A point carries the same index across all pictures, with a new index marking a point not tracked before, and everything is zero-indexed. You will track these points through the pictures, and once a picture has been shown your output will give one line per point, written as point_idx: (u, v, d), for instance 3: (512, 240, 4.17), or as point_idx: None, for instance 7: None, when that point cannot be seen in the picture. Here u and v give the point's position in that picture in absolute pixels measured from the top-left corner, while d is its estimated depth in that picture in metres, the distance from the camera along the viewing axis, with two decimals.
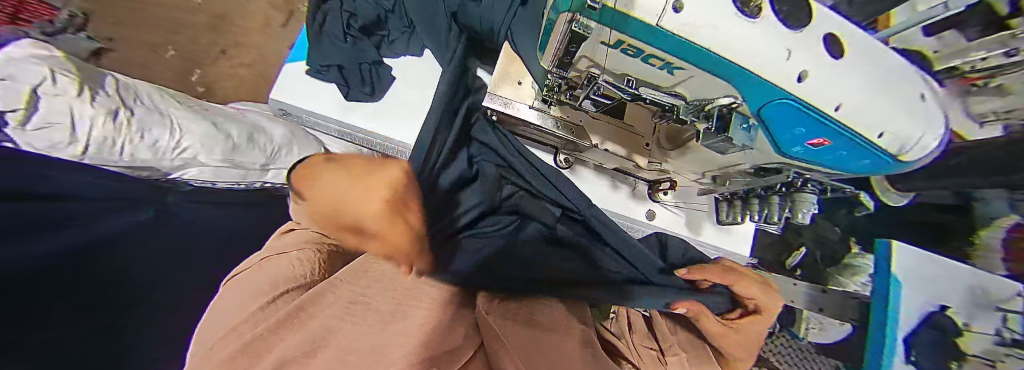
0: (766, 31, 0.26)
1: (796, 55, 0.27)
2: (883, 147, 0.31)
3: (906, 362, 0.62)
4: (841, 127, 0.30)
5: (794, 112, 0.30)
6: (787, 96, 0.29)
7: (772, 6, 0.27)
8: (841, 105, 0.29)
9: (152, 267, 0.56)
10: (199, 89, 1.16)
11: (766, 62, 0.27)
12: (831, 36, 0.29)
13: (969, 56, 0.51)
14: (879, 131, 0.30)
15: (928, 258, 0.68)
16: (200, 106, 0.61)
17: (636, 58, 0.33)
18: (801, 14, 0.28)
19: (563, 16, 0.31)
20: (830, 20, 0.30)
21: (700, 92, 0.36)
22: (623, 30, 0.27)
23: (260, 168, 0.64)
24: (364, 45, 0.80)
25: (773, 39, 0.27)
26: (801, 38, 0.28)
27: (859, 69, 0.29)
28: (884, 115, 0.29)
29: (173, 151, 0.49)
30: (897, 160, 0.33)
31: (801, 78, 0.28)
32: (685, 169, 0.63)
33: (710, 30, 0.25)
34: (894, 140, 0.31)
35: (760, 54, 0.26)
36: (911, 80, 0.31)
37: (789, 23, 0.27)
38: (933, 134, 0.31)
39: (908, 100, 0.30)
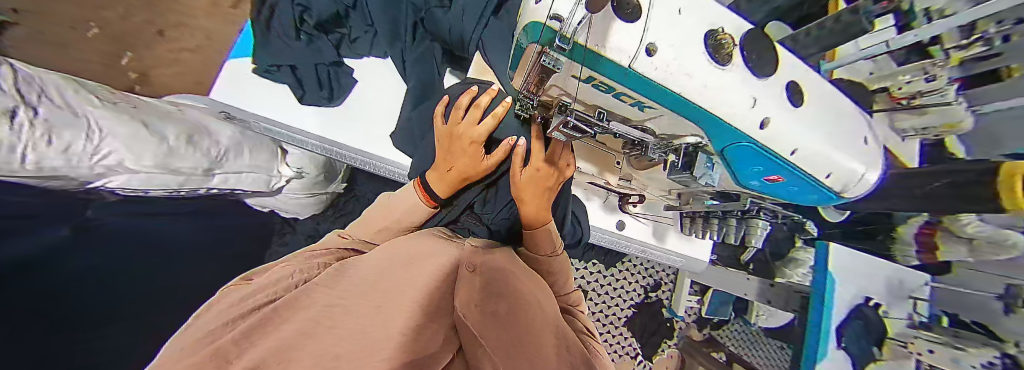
0: (736, 78, 0.32)
1: (761, 103, 0.33)
2: (829, 184, 0.39)
3: (836, 349, 0.71)
4: (793, 168, 0.37)
5: (756, 153, 0.36)
6: (752, 139, 0.35)
7: (742, 55, 0.33)
8: (797, 150, 0.36)
9: (111, 272, 0.50)
10: (131, 75, 1.02)
11: (734, 110, 0.32)
12: (795, 86, 0.36)
13: (898, 79, 0.62)
14: (828, 174, 0.38)
15: (859, 256, 0.76)
16: (124, 101, 0.53)
17: (608, 94, 0.35)
18: (768, 64, 0.34)
19: (530, 51, 0.33)
20: (794, 69, 0.36)
21: (669, 131, 0.40)
22: (594, 70, 0.30)
23: (202, 173, 0.59)
24: (320, 44, 0.74)
25: (744, 90, 0.32)
26: (766, 86, 0.34)
27: (815, 119, 0.37)
28: (826, 160, 0.37)
29: (93, 158, 0.42)
30: (838, 196, 0.42)
31: (764, 125, 0.34)
32: (651, 187, 0.72)
33: (680, 75, 0.29)
34: (837, 180, 0.39)
35: (727, 103, 0.32)
36: (857, 129, 0.40)
37: (756, 72, 0.33)
38: (872, 175, 0.40)
39: (852, 146, 0.38)
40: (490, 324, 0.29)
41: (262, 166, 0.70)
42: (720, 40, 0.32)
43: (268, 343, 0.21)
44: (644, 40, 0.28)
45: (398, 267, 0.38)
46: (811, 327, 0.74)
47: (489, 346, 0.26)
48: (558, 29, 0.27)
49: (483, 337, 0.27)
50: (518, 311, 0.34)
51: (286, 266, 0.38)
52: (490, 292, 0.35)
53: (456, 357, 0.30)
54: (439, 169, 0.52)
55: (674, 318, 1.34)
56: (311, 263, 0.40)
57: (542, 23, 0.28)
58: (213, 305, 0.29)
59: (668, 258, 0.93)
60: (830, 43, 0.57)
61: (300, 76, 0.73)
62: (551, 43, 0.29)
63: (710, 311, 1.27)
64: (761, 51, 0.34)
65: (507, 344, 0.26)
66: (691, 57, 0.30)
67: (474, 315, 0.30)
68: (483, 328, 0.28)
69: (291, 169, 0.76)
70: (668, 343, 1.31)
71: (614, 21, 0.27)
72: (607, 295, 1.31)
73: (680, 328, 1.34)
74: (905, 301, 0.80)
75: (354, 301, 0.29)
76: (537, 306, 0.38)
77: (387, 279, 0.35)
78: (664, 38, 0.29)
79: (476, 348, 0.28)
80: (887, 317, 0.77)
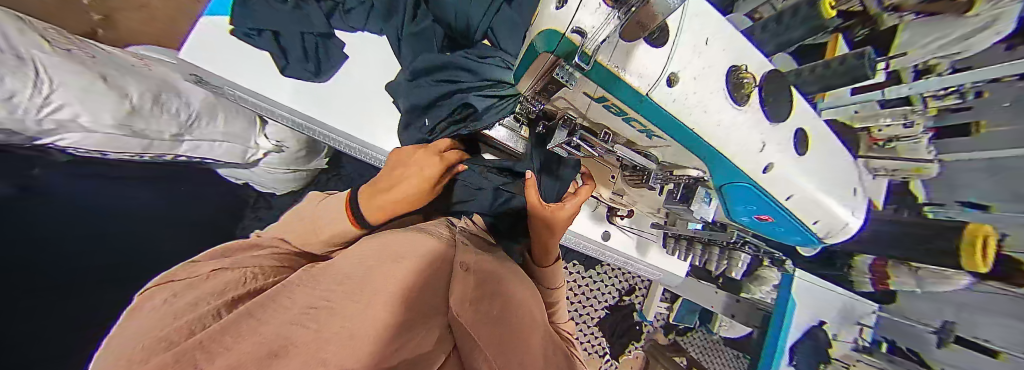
0: (751, 119, 0.32)
1: (770, 147, 0.33)
2: (813, 229, 0.41)
3: (788, 366, 0.77)
4: (786, 211, 0.39)
5: (753, 193, 0.37)
6: (751, 180, 0.35)
7: (759, 93, 0.32)
8: (792, 196, 0.37)
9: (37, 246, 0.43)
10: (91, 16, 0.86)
11: (741, 152, 0.32)
12: (805, 131, 0.36)
13: (878, 121, 0.62)
14: (815, 220, 0.40)
15: (820, 285, 0.81)
16: (81, 48, 0.47)
17: (619, 117, 0.34)
18: (784, 109, 0.34)
19: (542, 59, 0.30)
20: (804, 117, 0.36)
21: (673, 160, 0.40)
22: (609, 91, 0.29)
23: (168, 138, 0.54)
24: (310, 9, 0.69)
25: (755, 132, 0.32)
26: (777, 130, 0.33)
27: (815, 164, 0.37)
28: (817, 208, 0.39)
29: (39, 110, 0.37)
30: (820, 239, 0.44)
31: (767, 170, 0.34)
32: (642, 204, 0.74)
33: (697, 109, 0.29)
34: (822, 226, 0.41)
35: (738, 143, 0.32)
36: (852, 177, 0.41)
37: (771, 116, 0.33)
38: (855, 223, 0.41)
39: (844, 194, 0.40)
40: (481, 320, 0.30)
41: (237, 135, 0.65)
42: (741, 78, 0.31)
43: (243, 348, 0.18)
44: (666, 68, 0.27)
45: (394, 258, 0.36)
46: (768, 348, 0.78)
47: (481, 345, 0.26)
48: (581, 44, 0.25)
49: (474, 335, 0.27)
50: (515, 319, 0.34)
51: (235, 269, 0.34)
52: (485, 291, 0.36)
53: (449, 355, 0.29)
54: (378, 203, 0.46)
55: (643, 322, 1.40)
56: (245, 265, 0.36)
57: (561, 32, 0.26)
58: (160, 298, 0.26)
59: (649, 271, 0.96)
60: (834, 84, 0.51)
61: (283, 44, 0.67)
62: (568, 57, 0.27)
63: (678, 318, 1.33)
64: (780, 94, 0.34)
65: (503, 349, 0.27)
66: (710, 93, 0.29)
67: (469, 311, 0.30)
68: (476, 323, 0.29)
69: (270, 141, 0.72)
70: (635, 345, 1.38)
71: (641, 44, 0.26)
72: (584, 296, 1.35)
73: (647, 332, 1.40)
74: (853, 326, 0.87)
75: (333, 299, 0.27)
76: (526, 308, 0.39)
77: (376, 274, 0.31)
78: (688, 68, 0.28)
79: (465, 342, 0.28)
80: (835, 339, 0.83)
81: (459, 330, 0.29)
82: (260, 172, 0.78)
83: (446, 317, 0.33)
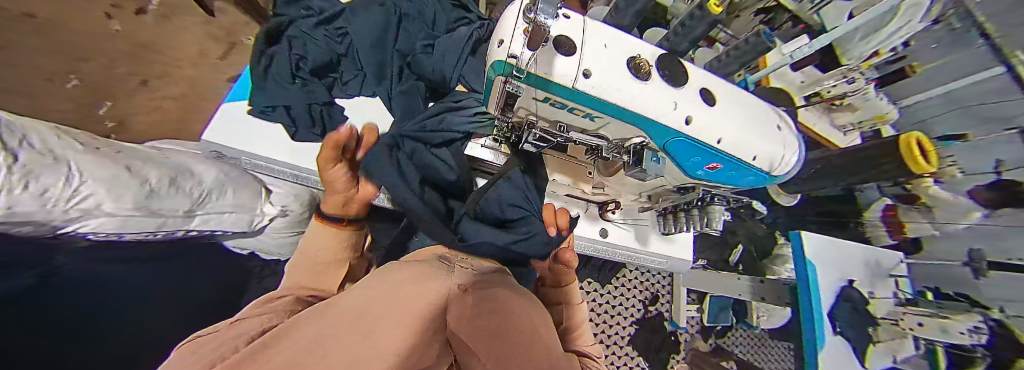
0: (657, 89, 0.38)
1: (682, 105, 0.39)
2: (757, 166, 0.44)
3: (835, 335, 0.73)
4: (723, 155, 0.42)
5: (690, 145, 0.41)
6: (681, 132, 0.39)
7: (659, 69, 0.39)
8: (721, 139, 0.41)
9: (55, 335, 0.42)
10: (108, 124, 0.94)
11: (660, 113, 0.38)
12: (708, 91, 0.42)
13: (821, 85, 0.82)
14: (754, 157, 0.43)
15: (831, 241, 0.81)
16: (108, 146, 0.52)
17: (565, 110, 0.40)
18: (681, 77, 0.40)
19: (496, 82, 0.38)
20: (705, 79, 0.43)
21: (620, 136, 0.44)
22: (546, 91, 0.36)
23: (182, 214, 0.57)
24: (314, 86, 0.81)
25: (664, 95, 0.38)
26: (682, 91, 0.40)
27: (731, 112, 0.43)
28: (749, 145, 0.43)
29: (72, 202, 0.40)
30: (769, 175, 0.46)
31: (687, 122, 0.39)
32: (624, 191, 0.75)
33: (613, 88, 0.36)
34: (764, 161, 0.44)
35: (652, 106, 0.37)
36: (771, 116, 0.46)
37: (671, 82, 0.39)
38: (789, 155, 0.46)
39: (770, 131, 0.45)
40: (479, 330, 0.25)
41: (245, 205, 0.68)
42: (638, 62, 0.38)
43: None
44: (581, 66, 0.35)
45: (398, 283, 0.33)
46: (806, 321, 0.76)
47: (481, 354, 0.23)
48: (515, 64, 0.34)
49: (476, 350, 0.23)
50: (516, 320, 0.31)
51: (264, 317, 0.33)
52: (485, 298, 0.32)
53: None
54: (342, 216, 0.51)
55: (678, 330, 1.31)
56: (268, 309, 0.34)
57: (503, 61, 0.35)
58: (191, 351, 0.26)
59: (652, 261, 0.95)
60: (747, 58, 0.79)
61: (293, 115, 0.74)
62: (510, 72, 0.35)
63: (712, 319, 1.26)
64: (675, 65, 0.40)
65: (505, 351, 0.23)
66: (620, 76, 0.36)
67: (467, 327, 0.26)
68: (476, 337, 0.25)
69: (276, 207, 0.75)
70: (676, 358, 1.28)
71: (556, 55, 0.34)
72: (608, 314, 1.27)
73: (685, 341, 1.30)
74: (887, 279, 0.86)
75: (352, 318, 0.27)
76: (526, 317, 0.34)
77: (384, 301, 0.29)
78: (596, 63, 0.36)
79: (467, 352, 0.25)
80: (873, 298, 0.82)
81: (460, 347, 0.26)
82: (263, 238, 0.79)
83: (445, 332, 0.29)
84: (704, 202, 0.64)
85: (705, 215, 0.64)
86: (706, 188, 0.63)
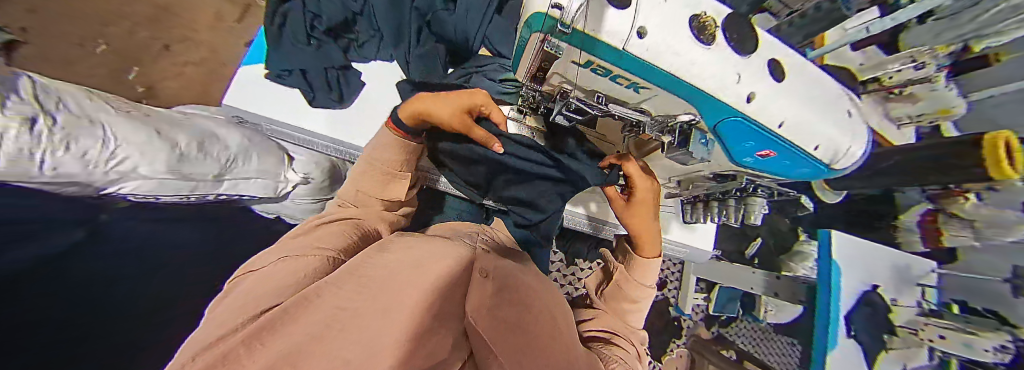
0: (721, 56, 0.33)
1: (745, 79, 0.35)
2: (817, 156, 0.40)
3: (846, 337, 0.71)
4: (785, 143, 0.38)
5: (745, 127, 0.37)
6: (740, 113, 0.35)
7: (725, 33, 0.34)
8: (783, 123, 0.37)
9: (91, 290, 0.46)
10: (138, 89, 0.99)
11: (722, 85, 0.34)
12: (776, 62, 0.37)
13: (885, 70, 0.66)
14: (815, 146, 0.39)
15: (860, 243, 0.76)
16: (138, 110, 0.54)
17: (606, 78, 0.36)
18: (749, 43, 0.35)
19: (534, 40, 0.34)
20: (775, 48, 0.38)
21: (663, 110, 0.41)
22: (591, 54, 0.31)
23: (212, 179, 0.60)
24: (329, 48, 0.79)
25: (728, 66, 0.34)
26: (749, 62, 0.35)
27: (799, 91, 0.38)
28: (814, 133, 0.38)
29: (109, 164, 0.42)
30: (829, 169, 0.43)
31: (749, 99, 0.35)
32: (654, 174, 0.73)
33: (671, 54, 0.31)
34: (826, 152, 0.40)
35: (711, 78, 0.33)
36: (843, 100, 0.41)
37: (738, 50, 0.34)
38: (857, 147, 0.42)
39: (840, 119, 0.40)
40: (499, 328, 0.28)
41: (269, 172, 0.70)
42: (703, 21, 0.33)
43: None
44: (635, 23, 0.29)
45: (407, 268, 0.33)
46: (818, 324, 0.73)
47: (497, 350, 0.26)
48: (559, 16, 0.29)
49: (494, 345, 0.26)
50: (529, 324, 0.32)
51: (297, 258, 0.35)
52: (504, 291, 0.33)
53: (464, 363, 0.26)
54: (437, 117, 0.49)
55: (681, 316, 1.33)
56: (303, 252, 0.36)
57: (543, 13, 0.30)
58: (232, 294, 0.29)
59: (671, 248, 0.96)
60: (814, 31, 0.67)
61: (309, 79, 0.75)
62: (552, 29, 0.30)
63: (717, 308, 1.26)
64: (741, 31, 0.35)
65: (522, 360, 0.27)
66: (677, 36, 0.31)
67: (485, 318, 0.29)
68: (502, 338, 0.27)
69: (298, 174, 0.76)
70: (677, 343, 1.31)
71: (607, 8, 0.29)
72: None
73: (688, 327, 1.32)
74: (914, 289, 0.82)
75: (363, 298, 0.27)
76: (546, 316, 0.37)
77: (394, 283, 0.30)
78: (651, 20, 0.30)
79: (482, 350, 0.27)
80: (895, 305, 0.78)
81: (477, 340, 0.27)
82: (289, 204, 0.83)
83: (463, 321, 0.29)
84: (746, 195, 0.64)
85: (744, 206, 0.65)
86: (751, 178, 0.58)
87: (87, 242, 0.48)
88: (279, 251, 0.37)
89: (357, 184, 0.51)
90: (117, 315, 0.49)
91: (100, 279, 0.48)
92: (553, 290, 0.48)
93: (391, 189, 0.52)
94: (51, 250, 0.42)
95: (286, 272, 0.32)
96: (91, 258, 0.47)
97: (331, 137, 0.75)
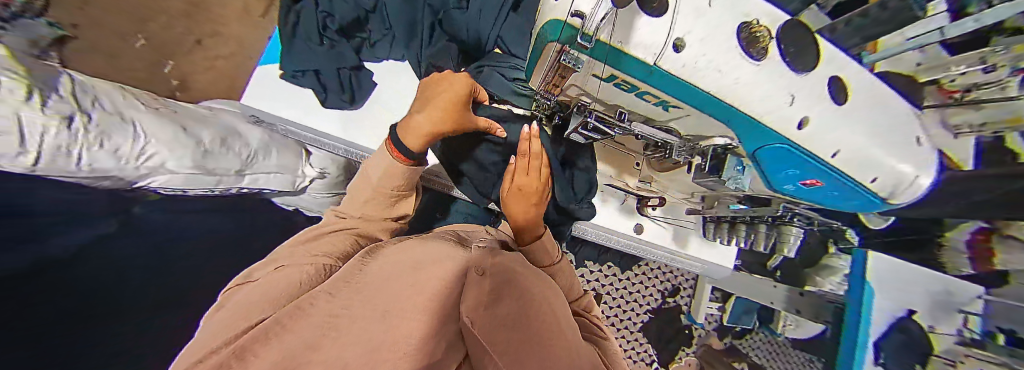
0: (771, 74, 0.32)
1: (799, 102, 0.34)
2: (873, 188, 0.39)
3: (875, 364, 0.61)
4: (835, 171, 0.38)
5: (790, 153, 0.37)
6: (789, 139, 0.35)
7: (779, 46, 0.33)
8: (837, 152, 0.36)
9: (126, 276, 0.49)
10: (172, 82, 1.02)
11: (769, 111, 0.33)
12: (838, 80, 0.36)
13: (948, 72, 0.59)
14: (872, 178, 0.38)
15: (900, 264, 0.67)
16: (165, 107, 0.57)
17: (632, 94, 0.36)
18: (807, 59, 0.34)
19: (548, 50, 0.33)
20: (835, 65, 0.36)
21: (694, 131, 0.42)
22: (616, 68, 0.31)
23: (234, 174, 0.62)
24: (342, 47, 0.78)
25: (779, 87, 0.33)
26: (806, 81, 0.34)
27: (857, 115, 0.36)
28: (869, 163, 0.37)
29: (140, 160, 0.45)
30: (884, 201, 0.41)
31: (802, 126, 0.35)
32: (674, 188, 0.76)
33: (714, 73, 0.31)
34: (881, 184, 0.39)
35: (759, 103, 0.33)
36: (907, 123, 0.39)
37: (795, 67, 0.34)
38: (923, 177, 0.39)
39: (902, 145, 0.38)
40: (496, 324, 0.24)
41: (288, 167, 0.72)
42: (754, 32, 0.32)
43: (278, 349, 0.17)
44: (672, 34, 0.29)
45: (406, 274, 0.34)
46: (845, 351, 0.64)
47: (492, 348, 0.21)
48: (581, 26, 0.28)
49: (486, 340, 0.21)
50: (543, 315, 0.29)
51: (284, 269, 0.36)
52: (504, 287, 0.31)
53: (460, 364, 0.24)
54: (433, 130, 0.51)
55: (693, 325, 1.29)
56: (294, 262, 0.37)
57: (563, 20, 0.29)
58: (226, 307, 0.31)
59: (690, 264, 0.96)
60: (872, 34, 0.56)
61: (323, 81, 0.76)
62: (571, 41, 0.29)
63: (732, 319, 1.20)
64: (800, 45, 0.34)
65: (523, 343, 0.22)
66: (723, 51, 0.30)
67: (484, 315, 0.25)
68: (491, 330, 0.23)
69: (315, 169, 0.78)
70: (686, 351, 1.26)
71: (639, 15, 0.28)
72: (623, 299, 1.27)
73: (699, 336, 1.28)
74: (952, 315, 0.70)
75: (355, 310, 0.26)
76: (547, 305, 0.33)
77: (393, 286, 0.31)
78: (692, 32, 0.29)
79: (477, 346, 0.23)
80: (931, 332, 0.67)
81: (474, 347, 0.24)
82: (308, 197, 0.85)
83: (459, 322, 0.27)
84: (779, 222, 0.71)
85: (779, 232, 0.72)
86: (788, 205, 0.63)
87: (124, 231, 0.51)
88: (274, 260, 0.39)
89: (361, 208, 0.49)
90: (144, 301, 0.51)
91: (135, 265, 0.51)
92: (554, 287, 0.43)
93: (393, 206, 0.53)
94: (89, 238, 0.45)
95: (268, 285, 0.33)
96: (126, 246, 0.50)
97: (346, 140, 0.77)
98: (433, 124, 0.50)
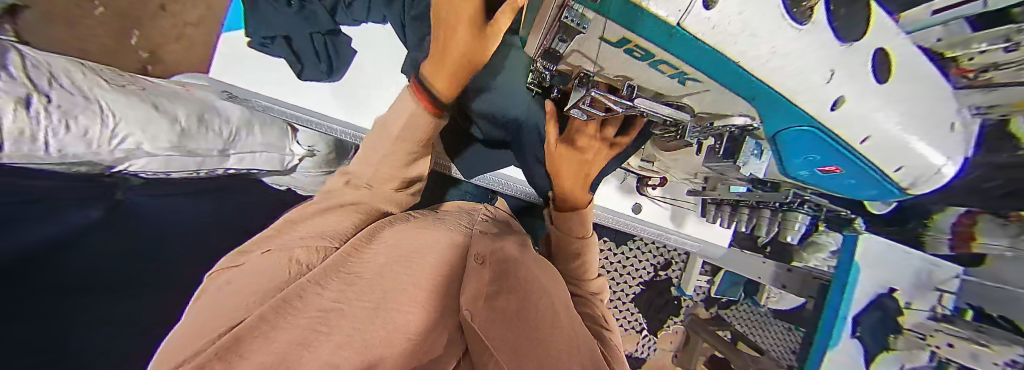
0: (815, 44, 0.23)
1: (837, 79, 0.26)
2: (892, 177, 0.36)
3: (850, 338, 0.64)
4: (859, 158, 0.33)
5: (817, 138, 0.31)
6: (816, 121, 0.29)
7: (827, 9, 0.24)
8: (868, 138, 0.31)
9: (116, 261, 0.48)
10: (141, 54, 0.95)
11: (802, 86, 0.26)
12: (885, 52, 0.28)
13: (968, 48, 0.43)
14: (897, 166, 0.34)
15: (894, 246, 0.66)
16: (134, 84, 0.54)
17: (645, 62, 0.30)
18: (855, 26, 0.26)
19: (552, 1, 0.26)
20: (887, 32, 0.28)
21: (711, 107, 0.36)
22: (631, 28, 0.23)
23: (218, 154, 0.60)
24: (312, 7, 0.70)
25: (823, 59, 0.25)
26: (851, 53, 0.26)
27: (901, 95, 0.30)
28: (900, 150, 0.33)
29: (112, 143, 0.44)
30: (899, 191, 0.38)
31: (835, 105, 0.28)
32: (679, 170, 0.73)
33: (748, 37, 0.22)
34: (904, 173, 0.35)
35: (793, 78, 0.25)
36: (948, 107, 0.33)
37: (841, 35, 0.25)
38: (948, 168, 0.35)
39: (941, 131, 0.33)
40: (494, 321, 0.27)
41: (274, 145, 0.72)
42: None
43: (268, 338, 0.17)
44: None
45: (401, 263, 0.32)
46: (820, 336, 0.67)
47: (494, 346, 0.25)
48: None
49: (488, 338, 0.25)
50: (535, 308, 0.32)
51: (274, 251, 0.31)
52: (506, 283, 0.33)
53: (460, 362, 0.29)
54: (435, 61, 0.42)
55: (682, 296, 1.35)
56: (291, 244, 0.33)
57: None
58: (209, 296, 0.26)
59: (685, 243, 0.97)
60: None
61: (295, 48, 0.72)
62: None
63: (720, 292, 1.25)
64: (846, 9, 0.26)
65: (516, 347, 0.25)
66: (769, 10, 0.21)
67: (482, 311, 0.28)
68: (488, 330, 0.26)
69: (303, 147, 0.77)
70: (674, 320, 1.34)
71: None
72: (616, 273, 1.32)
73: (686, 306, 1.34)
74: (929, 293, 0.68)
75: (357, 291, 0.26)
76: (550, 299, 0.35)
77: (393, 275, 0.30)
78: None
79: (476, 342, 0.26)
80: (906, 308, 0.67)
81: (471, 337, 0.27)
82: None
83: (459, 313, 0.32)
84: (784, 209, 0.66)
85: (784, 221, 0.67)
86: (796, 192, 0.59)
87: (105, 218, 0.50)
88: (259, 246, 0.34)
89: (378, 165, 0.46)
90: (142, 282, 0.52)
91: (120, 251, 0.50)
92: (550, 269, 0.47)
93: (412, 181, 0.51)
94: (66, 226, 0.44)
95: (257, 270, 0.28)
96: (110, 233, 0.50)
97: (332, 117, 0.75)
98: (458, 58, 0.41)
